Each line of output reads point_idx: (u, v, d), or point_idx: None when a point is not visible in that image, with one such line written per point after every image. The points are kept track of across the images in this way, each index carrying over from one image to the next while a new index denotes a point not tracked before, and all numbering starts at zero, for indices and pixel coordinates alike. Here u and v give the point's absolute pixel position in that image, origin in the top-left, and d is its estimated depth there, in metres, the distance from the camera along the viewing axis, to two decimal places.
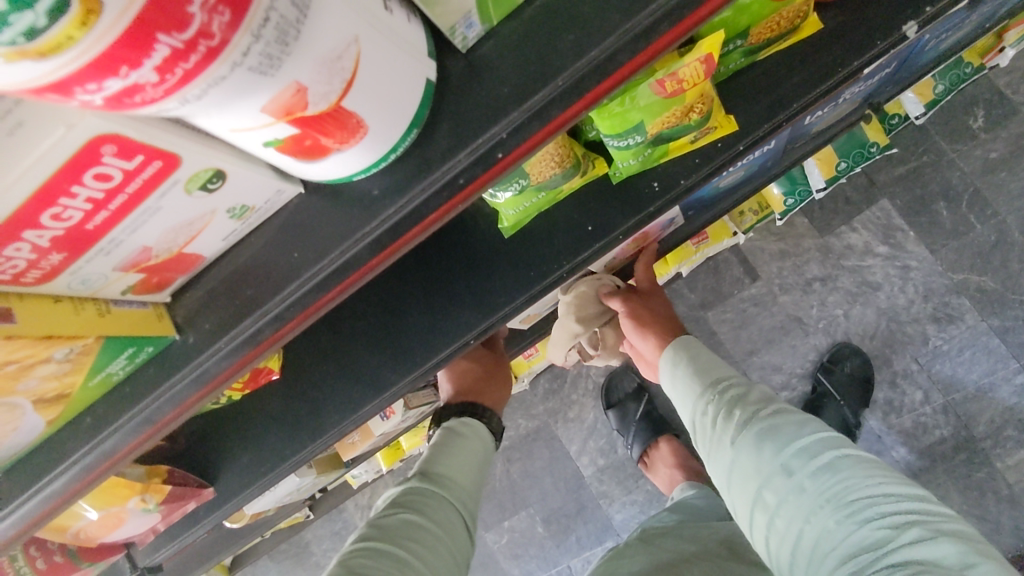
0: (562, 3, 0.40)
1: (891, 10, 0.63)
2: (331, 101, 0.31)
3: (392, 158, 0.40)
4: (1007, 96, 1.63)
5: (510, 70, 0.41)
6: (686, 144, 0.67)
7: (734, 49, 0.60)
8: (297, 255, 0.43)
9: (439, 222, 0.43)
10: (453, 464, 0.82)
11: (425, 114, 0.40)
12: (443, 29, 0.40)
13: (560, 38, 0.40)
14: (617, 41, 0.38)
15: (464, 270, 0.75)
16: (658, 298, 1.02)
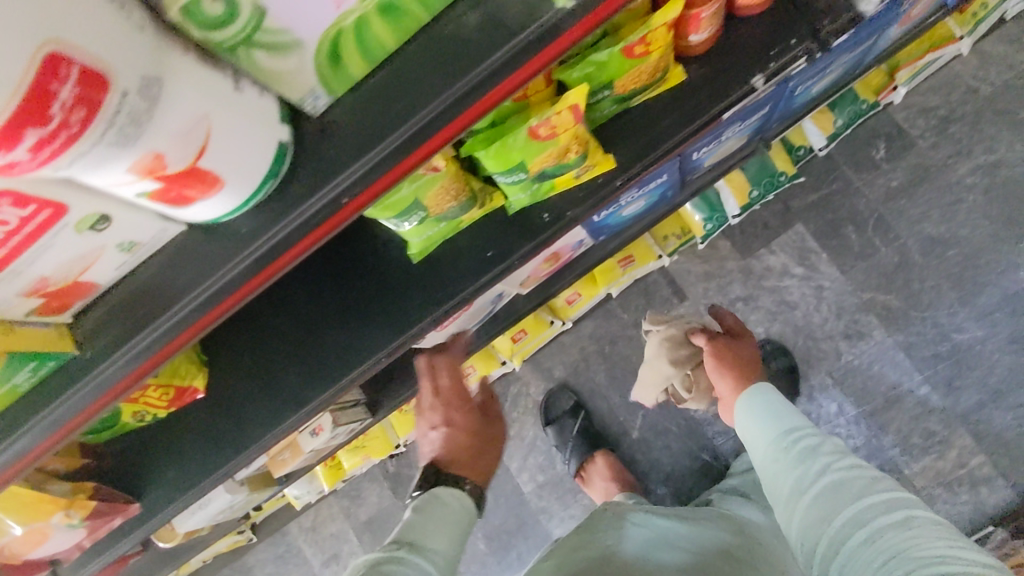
0: (405, 76, 0.46)
1: (743, 64, 0.72)
2: (188, 164, 0.37)
3: (256, 202, 0.46)
4: (905, 130, 1.78)
5: (356, 131, 0.46)
6: (570, 179, 0.75)
7: (603, 97, 0.68)
8: (181, 280, 0.49)
9: (311, 249, 0.49)
10: (432, 540, 0.75)
11: (285, 166, 0.46)
12: (292, 100, 0.44)
13: (394, 106, 0.45)
14: (444, 103, 0.44)
15: (375, 292, 0.82)
16: (747, 344, 1.21)
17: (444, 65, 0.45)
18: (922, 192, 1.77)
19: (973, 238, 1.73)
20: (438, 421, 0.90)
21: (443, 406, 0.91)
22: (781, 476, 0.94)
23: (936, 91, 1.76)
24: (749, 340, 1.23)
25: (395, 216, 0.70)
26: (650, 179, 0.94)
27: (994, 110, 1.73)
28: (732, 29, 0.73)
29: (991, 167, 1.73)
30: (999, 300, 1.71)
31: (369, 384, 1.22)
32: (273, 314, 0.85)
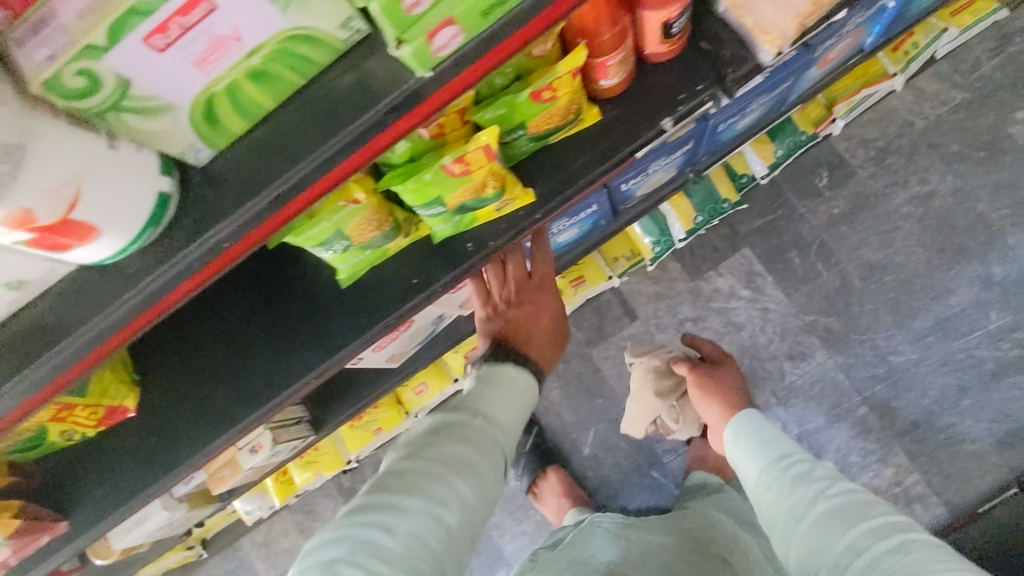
0: (287, 130, 0.48)
1: (653, 107, 0.77)
2: (60, 216, 0.39)
3: (139, 246, 0.47)
4: (846, 160, 1.84)
5: (239, 179, 0.48)
6: (491, 212, 0.79)
7: (518, 137, 0.72)
8: (72, 316, 0.49)
9: (206, 282, 0.52)
10: (502, 414, 0.77)
11: (167, 215, 0.47)
12: (173, 153, 0.47)
13: (272, 161, 0.48)
14: (312, 162, 0.46)
15: (306, 316, 0.85)
16: (728, 368, 1.38)
17: (319, 124, 0.47)
18: (861, 219, 1.83)
19: (909, 265, 1.79)
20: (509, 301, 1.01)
21: (517, 292, 1.02)
22: (774, 501, 0.93)
23: (874, 123, 1.83)
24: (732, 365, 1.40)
25: (318, 245, 0.73)
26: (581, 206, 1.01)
27: (928, 142, 1.79)
28: (644, 75, 0.77)
29: (926, 197, 1.79)
30: (933, 324, 1.76)
31: (313, 402, 1.22)
32: (206, 335, 0.87)
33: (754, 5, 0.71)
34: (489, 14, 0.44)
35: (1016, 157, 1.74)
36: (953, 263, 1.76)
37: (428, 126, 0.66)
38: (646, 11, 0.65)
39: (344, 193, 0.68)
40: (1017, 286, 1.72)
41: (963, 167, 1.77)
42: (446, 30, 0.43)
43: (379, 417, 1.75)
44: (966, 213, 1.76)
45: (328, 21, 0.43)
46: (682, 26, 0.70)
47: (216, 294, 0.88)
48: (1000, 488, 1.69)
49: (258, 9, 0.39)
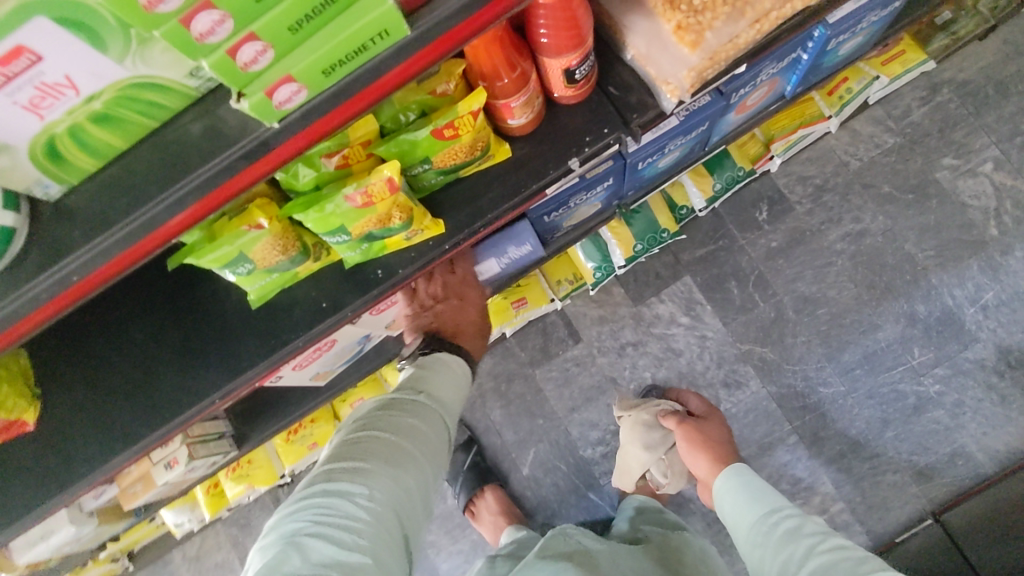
0: (141, 166, 0.48)
1: (559, 148, 0.79)
2: None
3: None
4: (786, 196, 1.87)
5: (90, 211, 0.48)
6: (401, 241, 0.80)
7: (424, 170, 0.74)
8: None
9: (66, 309, 0.52)
10: (438, 393, 0.91)
11: (10, 247, 0.47)
12: (18, 187, 0.47)
13: (120, 198, 0.48)
14: (159, 205, 0.47)
15: (213, 335, 0.85)
16: (715, 420, 1.41)
17: (166, 166, 0.47)
18: (797, 253, 1.85)
19: (840, 299, 1.81)
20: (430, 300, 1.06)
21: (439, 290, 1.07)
22: (766, 556, 0.96)
23: (813, 161, 1.87)
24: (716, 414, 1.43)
25: (223, 266, 0.74)
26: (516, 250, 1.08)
27: (861, 183, 1.84)
28: (555, 116, 0.80)
29: (858, 235, 1.83)
30: (860, 357, 1.79)
31: (235, 418, 1.22)
32: (111, 352, 0.86)
33: (655, 57, 0.73)
34: (333, 73, 0.45)
35: (943, 201, 1.80)
36: (881, 300, 1.80)
37: (332, 157, 0.68)
38: (547, 58, 0.68)
39: (247, 217, 0.70)
40: (940, 324, 1.75)
41: (894, 208, 1.82)
42: (286, 86, 0.44)
43: (316, 431, 1.75)
44: (895, 252, 1.80)
45: (174, 70, 0.44)
46: (586, 72, 0.73)
47: (123, 310, 0.87)
48: (918, 518, 1.69)
49: (92, 60, 0.39)
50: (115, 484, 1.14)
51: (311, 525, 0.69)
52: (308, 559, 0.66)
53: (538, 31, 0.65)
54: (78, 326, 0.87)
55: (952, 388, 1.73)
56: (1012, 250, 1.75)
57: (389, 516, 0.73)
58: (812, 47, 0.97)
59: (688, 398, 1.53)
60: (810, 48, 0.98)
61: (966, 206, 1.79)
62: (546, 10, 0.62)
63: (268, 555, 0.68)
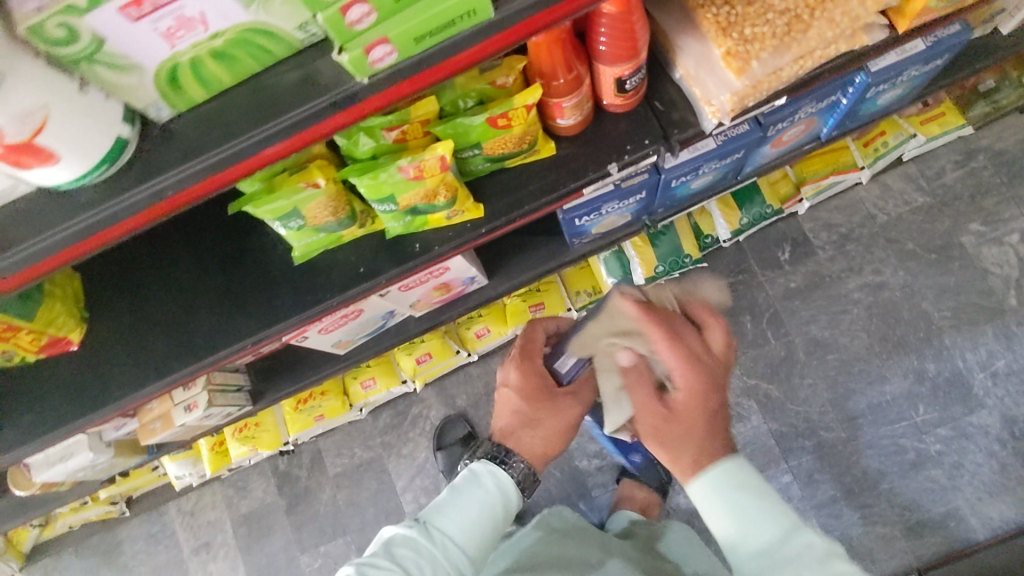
0: (243, 104, 0.49)
1: (601, 152, 0.84)
2: (23, 136, 0.40)
3: (91, 178, 0.47)
4: (810, 239, 1.90)
5: (193, 140, 0.48)
6: (442, 219, 0.86)
7: (473, 155, 0.80)
8: (21, 231, 0.49)
9: (150, 224, 0.53)
10: (467, 525, 0.82)
11: (123, 157, 0.47)
12: (136, 105, 0.47)
13: (217, 130, 0.48)
14: (250, 140, 0.47)
15: (254, 285, 0.91)
16: (719, 388, 0.77)
17: (264, 106, 0.48)
18: (814, 296, 1.88)
19: (851, 347, 1.83)
20: (522, 385, 0.95)
21: (532, 378, 0.96)
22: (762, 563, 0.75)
23: (840, 209, 1.90)
24: (701, 366, 0.76)
25: (276, 219, 0.79)
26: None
27: (886, 237, 1.87)
28: (601, 124, 0.85)
29: (876, 287, 1.85)
30: (865, 406, 1.79)
31: (255, 374, 1.30)
32: (160, 288, 0.93)
33: (702, 78, 0.77)
34: (421, 42, 0.47)
35: (965, 265, 1.82)
36: (892, 353, 1.81)
37: (392, 131, 0.74)
38: (602, 65, 0.73)
39: (306, 175, 0.75)
40: (948, 384, 1.76)
41: (915, 265, 1.84)
42: (381, 47, 0.46)
43: (325, 404, 1.80)
44: (911, 308, 1.82)
45: (288, 22, 0.45)
46: (636, 84, 0.78)
47: (174, 251, 0.94)
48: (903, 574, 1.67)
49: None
50: (136, 418, 1.20)
51: None
52: None
53: (599, 39, 0.70)
54: (131, 261, 0.94)
55: (952, 450, 1.73)
56: None
57: None
58: (852, 92, 1.02)
59: (668, 322, 0.80)
60: (850, 93, 1.02)
61: (987, 272, 1.81)
62: (608, 19, 0.67)
63: None
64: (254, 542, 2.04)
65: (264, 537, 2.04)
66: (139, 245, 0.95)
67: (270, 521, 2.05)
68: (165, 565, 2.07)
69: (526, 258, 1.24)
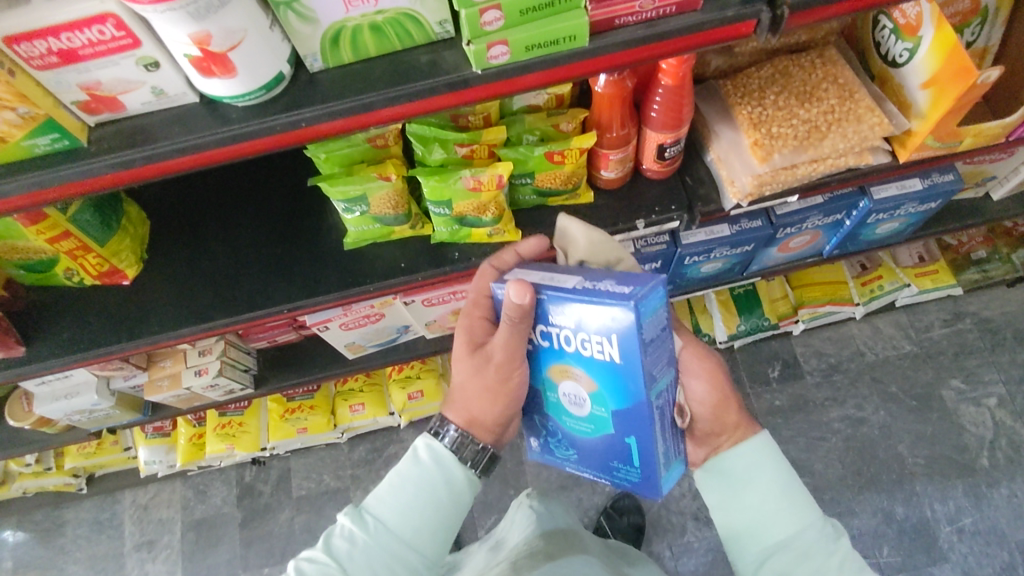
0: (376, 70, 0.62)
1: (632, 208, 0.97)
2: (222, 48, 0.52)
3: (248, 100, 0.59)
4: (800, 363, 1.92)
5: (330, 90, 0.61)
6: (484, 236, 0.97)
7: (525, 183, 0.92)
8: (175, 130, 0.61)
9: (268, 152, 0.64)
10: (402, 510, 0.70)
11: (276, 90, 0.60)
12: (300, 52, 0.60)
13: (352, 85, 0.61)
14: (381, 96, 0.60)
15: (305, 260, 1.01)
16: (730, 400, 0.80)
17: (393, 76, 0.61)
18: (796, 418, 1.86)
19: (824, 474, 1.78)
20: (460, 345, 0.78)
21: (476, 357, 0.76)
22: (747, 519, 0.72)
23: (831, 341, 1.94)
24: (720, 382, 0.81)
25: (344, 201, 0.90)
26: (586, 305, 0.66)
27: (871, 375, 1.88)
28: (636, 185, 0.98)
29: (856, 421, 1.84)
30: None
31: (262, 361, 1.37)
32: (218, 247, 1.04)
33: (730, 161, 0.91)
34: (531, 51, 0.59)
35: (943, 417, 1.81)
36: (864, 489, 1.76)
37: (464, 145, 0.86)
38: (650, 130, 0.87)
39: (381, 168, 0.87)
40: (914, 531, 1.70)
41: (895, 407, 1.84)
42: (499, 46, 0.58)
43: (310, 418, 1.82)
44: (887, 449, 1.80)
45: (432, 14, 0.60)
46: (674, 154, 0.91)
47: (241, 219, 1.05)
48: None
49: None
50: (145, 373, 1.24)
51: None
52: None
53: (652, 106, 0.84)
54: (195, 215, 1.06)
55: None
56: (998, 484, 1.73)
57: None
58: (855, 215, 1.15)
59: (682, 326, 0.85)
60: (853, 215, 1.16)
61: (962, 429, 1.80)
62: (665, 90, 0.81)
63: None
64: (199, 550, 1.96)
65: (210, 547, 1.96)
66: (209, 207, 1.06)
67: (221, 532, 1.97)
68: (101, 556, 1.98)
69: None
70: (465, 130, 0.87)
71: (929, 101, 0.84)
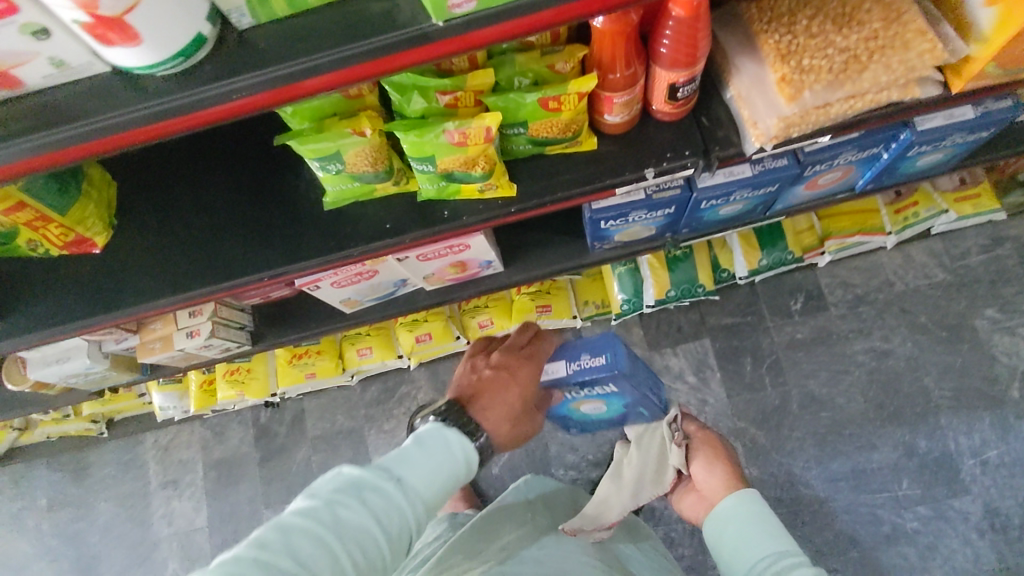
0: (319, 25, 0.52)
1: (642, 155, 0.86)
2: (117, 12, 0.42)
3: (165, 70, 0.50)
4: (825, 295, 1.82)
5: (268, 50, 0.52)
6: (474, 192, 0.87)
7: (517, 133, 0.82)
8: (88, 107, 0.52)
9: (201, 129, 0.55)
10: (432, 482, 0.69)
11: (198, 56, 0.51)
12: (221, 7, 0.51)
13: (292, 45, 0.52)
14: (329, 55, 0.51)
15: (284, 222, 0.93)
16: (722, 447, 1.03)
17: (341, 30, 0.52)
18: (818, 351, 1.79)
19: (845, 409, 1.73)
20: (502, 365, 0.86)
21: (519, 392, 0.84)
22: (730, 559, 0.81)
23: (858, 271, 1.83)
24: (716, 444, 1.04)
25: (317, 159, 0.81)
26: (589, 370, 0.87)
27: (899, 306, 1.79)
28: (645, 128, 0.87)
29: (882, 354, 1.76)
30: (849, 470, 1.69)
31: (258, 317, 1.32)
32: (191, 210, 0.96)
33: (752, 99, 0.79)
34: None
35: (974, 348, 1.73)
36: (886, 423, 1.71)
37: (445, 93, 0.75)
38: (659, 67, 0.75)
39: (355, 122, 0.78)
40: (937, 464, 1.66)
41: (924, 339, 1.75)
42: None
43: (318, 363, 1.80)
44: (912, 381, 1.73)
45: None
46: (687, 94, 0.79)
47: (215, 178, 0.97)
48: None
49: None
50: (137, 336, 1.21)
51: None
52: None
53: (662, 40, 0.71)
54: (163, 175, 0.98)
55: (929, 531, 1.62)
56: None
57: None
58: (894, 148, 1.02)
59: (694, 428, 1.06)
60: (891, 148, 1.03)
61: (994, 360, 1.71)
62: (676, 22, 0.68)
63: None
64: (221, 488, 2.01)
65: (231, 485, 2.00)
66: (179, 164, 0.98)
67: (241, 471, 2.01)
68: (128, 495, 2.04)
69: (544, 255, 1.25)
70: (448, 76, 0.76)
71: (995, 21, 0.72)
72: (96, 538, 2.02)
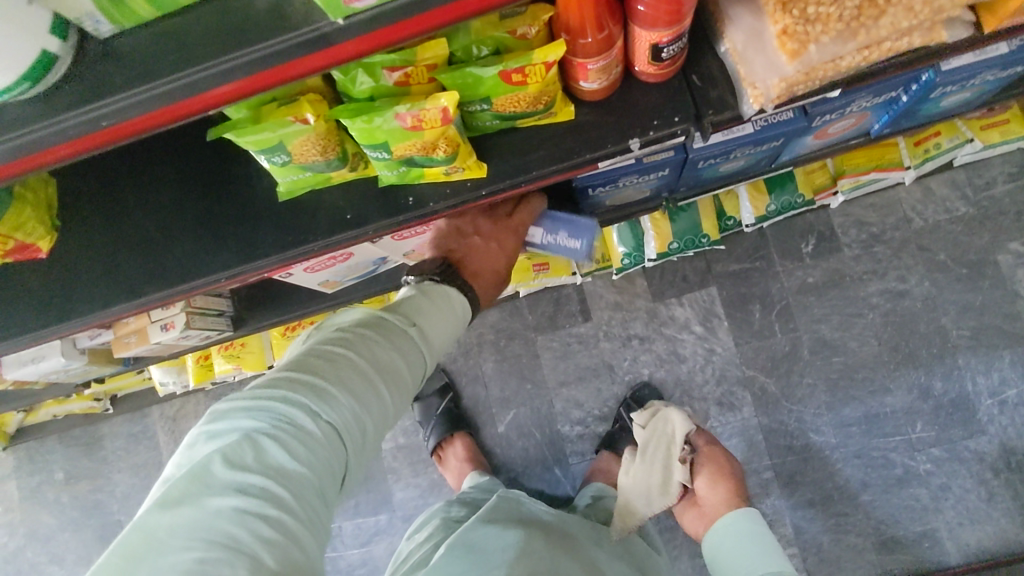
0: (210, 31, 0.50)
1: (625, 123, 0.76)
2: None
3: (14, 94, 0.48)
4: (837, 235, 1.69)
5: (149, 59, 0.50)
6: (440, 174, 0.79)
7: (481, 110, 0.72)
8: None
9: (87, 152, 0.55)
10: (430, 321, 0.81)
11: (50, 74, 0.50)
12: (71, 17, 0.50)
13: (173, 53, 0.50)
14: (225, 63, 0.49)
15: (237, 216, 0.85)
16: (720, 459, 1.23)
17: (223, 33, 0.50)
18: (831, 295, 1.68)
19: (858, 353, 1.65)
20: (489, 233, 0.97)
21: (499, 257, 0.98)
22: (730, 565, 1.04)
23: (875, 209, 1.69)
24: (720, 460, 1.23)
25: (259, 151, 0.72)
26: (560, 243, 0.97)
27: (917, 244, 1.66)
28: (629, 92, 0.76)
29: (897, 294, 1.65)
30: (861, 416, 1.63)
31: (237, 301, 1.26)
32: (137, 207, 0.88)
33: (749, 56, 0.68)
34: None
35: (996, 285, 1.62)
36: (900, 365, 1.64)
37: (393, 71, 0.65)
38: (638, 27, 0.64)
39: (295, 109, 0.68)
40: (953, 406, 1.59)
41: (943, 277, 1.64)
42: None
43: None
44: (929, 322, 1.63)
45: None
46: (674, 53, 0.69)
47: (158, 169, 0.88)
48: None
49: None
50: (111, 330, 1.17)
51: (267, 428, 0.63)
52: (260, 459, 0.61)
53: None
54: (103, 167, 0.89)
55: (943, 473, 1.58)
56: None
57: (339, 443, 0.66)
58: (915, 90, 0.91)
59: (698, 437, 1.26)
60: (911, 91, 0.91)
61: (1018, 296, 1.61)
62: None
63: (211, 447, 0.61)
64: None
65: None
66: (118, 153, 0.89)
67: None
68: (142, 465, 2.06)
69: None
70: None
71: None
72: (115, 507, 2.05)
